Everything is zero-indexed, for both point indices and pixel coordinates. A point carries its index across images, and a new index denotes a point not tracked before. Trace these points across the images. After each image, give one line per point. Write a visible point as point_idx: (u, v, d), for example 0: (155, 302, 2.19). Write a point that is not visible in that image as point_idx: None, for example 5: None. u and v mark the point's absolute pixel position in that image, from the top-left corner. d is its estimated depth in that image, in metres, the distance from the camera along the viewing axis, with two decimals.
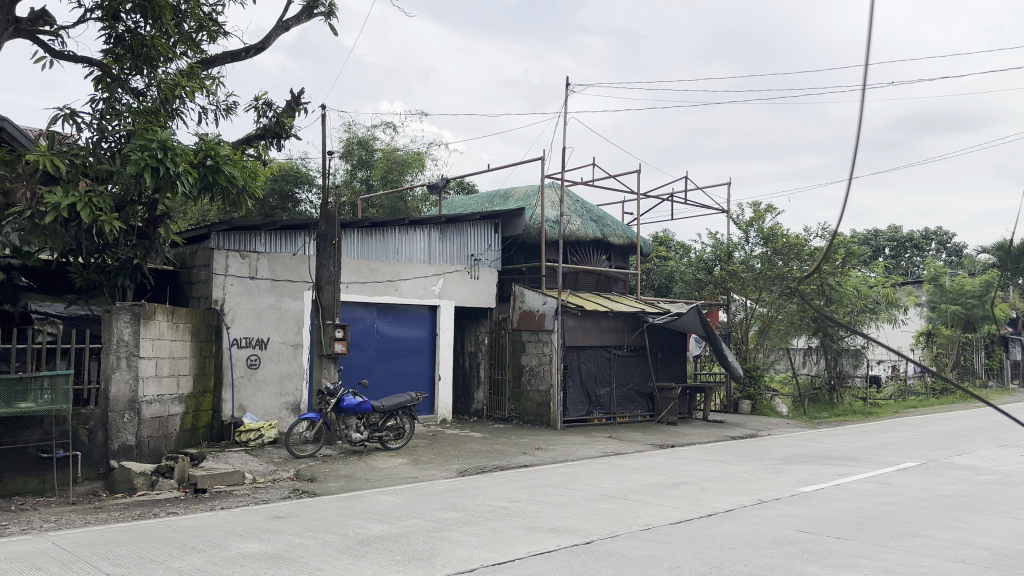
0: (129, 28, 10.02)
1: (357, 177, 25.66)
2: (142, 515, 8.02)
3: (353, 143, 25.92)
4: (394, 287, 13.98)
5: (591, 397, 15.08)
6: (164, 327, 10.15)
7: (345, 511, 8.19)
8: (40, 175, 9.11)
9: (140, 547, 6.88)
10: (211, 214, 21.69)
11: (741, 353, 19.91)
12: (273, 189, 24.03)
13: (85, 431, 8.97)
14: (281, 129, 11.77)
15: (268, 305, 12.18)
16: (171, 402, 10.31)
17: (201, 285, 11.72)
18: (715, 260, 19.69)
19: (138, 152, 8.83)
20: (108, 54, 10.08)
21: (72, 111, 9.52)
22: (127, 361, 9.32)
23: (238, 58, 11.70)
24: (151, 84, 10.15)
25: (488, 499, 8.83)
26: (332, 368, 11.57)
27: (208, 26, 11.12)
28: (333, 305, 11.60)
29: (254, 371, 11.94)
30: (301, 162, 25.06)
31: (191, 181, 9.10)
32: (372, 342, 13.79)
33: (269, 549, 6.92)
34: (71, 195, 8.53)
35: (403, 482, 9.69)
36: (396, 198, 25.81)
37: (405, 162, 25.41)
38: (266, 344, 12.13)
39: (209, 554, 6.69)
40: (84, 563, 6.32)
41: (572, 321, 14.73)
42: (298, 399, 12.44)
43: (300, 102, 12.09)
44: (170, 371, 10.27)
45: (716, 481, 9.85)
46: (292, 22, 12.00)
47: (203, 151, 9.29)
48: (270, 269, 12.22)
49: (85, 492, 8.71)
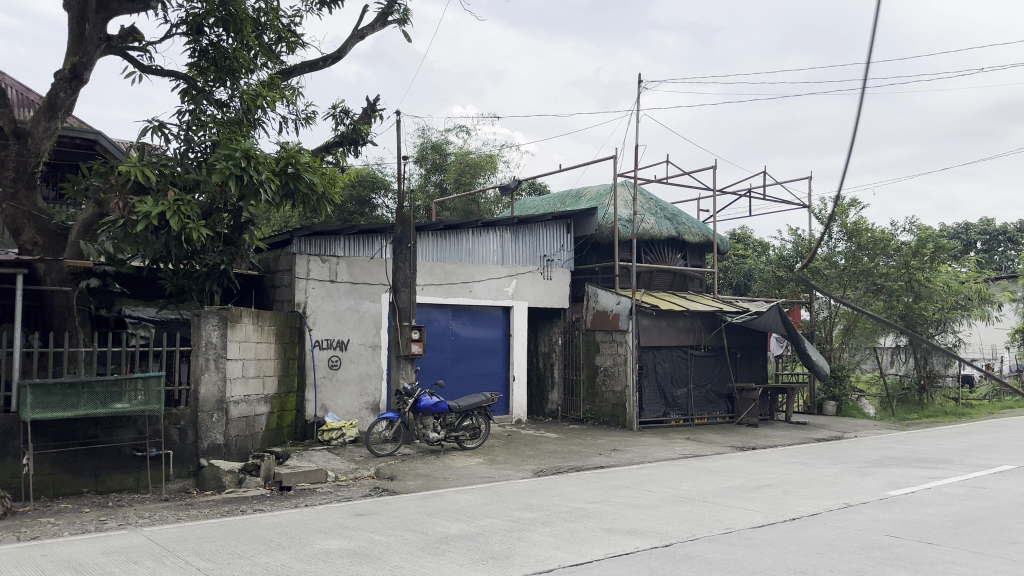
0: (212, 41, 10.40)
1: (431, 181, 26.11)
2: (230, 512, 8.34)
3: (427, 147, 26.32)
4: (468, 289, 14.10)
5: (668, 398, 14.87)
6: (251, 330, 10.50)
7: (424, 510, 8.31)
8: (131, 185, 9.43)
9: (229, 543, 7.14)
10: (293, 221, 22.42)
11: (825, 352, 19.22)
12: (351, 194, 24.61)
13: (177, 431, 9.36)
14: (358, 135, 12.03)
15: (347, 307, 12.47)
16: (257, 402, 10.66)
17: (285, 288, 12.12)
18: (795, 257, 19.04)
19: (223, 161, 9.18)
20: (195, 68, 10.46)
21: (160, 123, 9.94)
22: (216, 362, 9.67)
23: (316, 67, 12.03)
24: (234, 95, 10.50)
25: (564, 500, 8.81)
26: (409, 368, 11.73)
27: (287, 38, 11.49)
28: (410, 308, 11.80)
29: (335, 372, 12.25)
30: (377, 168, 25.61)
31: (273, 189, 9.43)
32: (447, 343, 13.95)
33: (351, 546, 7.08)
34: (161, 204, 8.94)
35: (480, 481, 9.77)
36: (469, 200, 26.05)
37: (478, 165, 25.60)
38: (346, 345, 12.42)
39: (294, 551, 6.89)
40: (178, 558, 6.61)
41: (647, 321, 14.54)
42: (377, 399, 12.69)
43: (376, 109, 12.34)
44: (256, 372, 10.62)
45: (799, 484, 9.56)
46: (367, 31, 12.26)
47: (284, 159, 9.63)
48: (349, 272, 12.50)
49: (177, 489, 9.11)
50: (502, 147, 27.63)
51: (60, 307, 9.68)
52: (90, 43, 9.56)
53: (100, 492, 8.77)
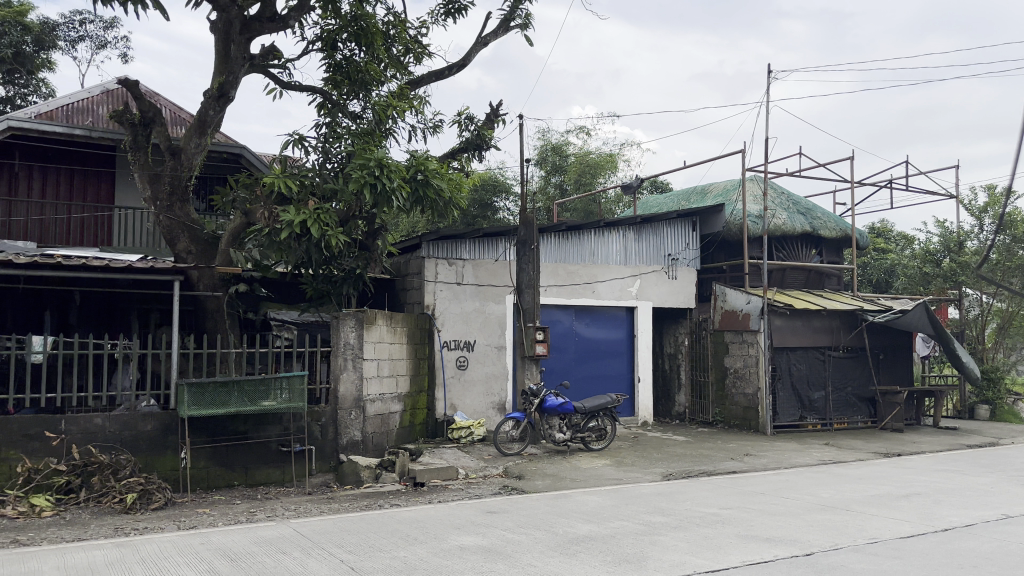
0: (346, 56, 10.90)
1: (551, 183, 26.29)
2: (369, 506, 8.69)
3: (547, 149, 26.53)
4: (591, 289, 14.14)
5: (803, 401, 14.28)
6: (385, 331, 10.91)
7: (553, 510, 8.36)
8: (274, 196, 9.94)
9: (369, 536, 7.45)
10: (419, 226, 23.17)
11: (978, 353, 17.84)
12: (474, 198, 25.12)
13: (319, 427, 9.86)
14: (482, 141, 12.29)
15: (473, 308, 12.73)
16: (391, 400, 11.06)
17: (415, 291, 12.50)
18: (943, 251, 17.88)
19: (358, 171, 9.59)
20: (329, 81, 10.92)
21: (300, 136, 10.49)
22: (353, 362, 10.11)
23: (442, 76, 12.36)
24: (367, 107, 10.98)
25: (696, 505, 8.62)
26: (534, 369, 11.83)
27: (414, 49, 11.90)
28: (534, 308, 11.85)
29: (462, 371, 12.53)
30: (499, 171, 26.04)
31: (404, 196, 9.80)
32: (571, 344, 14.00)
33: (484, 542, 7.21)
34: (302, 213, 9.42)
35: (608, 483, 9.72)
36: (590, 201, 26.02)
37: (598, 164, 25.48)
38: (473, 346, 12.68)
39: (430, 546, 7.10)
40: (323, 549, 6.95)
41: (780, 322, 13.97)
42: (504, 399, 12.88)
43: (499, 114, 12.54)
44: (389, 372, 11.02)
45: (953, 494, 8.91)
46: (490, 38, 12.50)
47: (414, 166, 9.92)
48: (475, 274, 12.75)
49: (319, 483, 9.57)
50: (623, 146, 27.39)
51: (212, 310, 10.35)
52: (235, 62, 10.18)
53: (249, 485, 9.31)
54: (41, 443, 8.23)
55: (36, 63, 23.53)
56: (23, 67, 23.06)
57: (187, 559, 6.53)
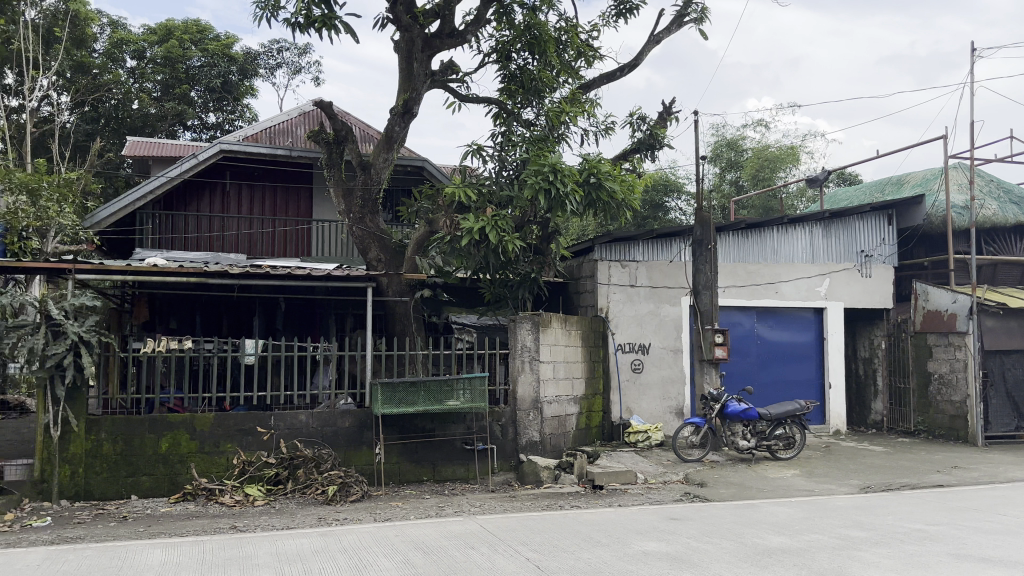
0: (520, 65, 11.24)
1: (727, 179, 25.50)
2: (550, 506, 8.82)
3: (721, 145, 25.75)
4: (774, 289, 13.56)
5: (1020, 409, 12.87)
6: (560, 334, 11.04)
7: (740, 519, 8.07)
8: (454, 205, 10.38)
9: (553, 537, 7.55)
10: (591, 228, 23.28)
11: None
12: (646, 199, 24.86)
13: (499, 427, 10.16)
14: (654, 140, 12.15)
15: (647, 311, 12.60)
16: (568, 403, 11.17)
17: (588, 294, 12.58)
18: None
19: (533, 177, 9.77)
20: (504, 91, 11.31)
21: (478, 146, 10.82)
22: (530, 364, 10.29)
23: (614, 77, 12.36)
24: (540, 114, 11.16)
25: (900, 520, 7.98)
26: (713, 373, 11.48)
27: (586, 53, 12.01)
28: (712, 310, 11.53)
29: (638, 375, 12.45)
30: (671, 170, 25.61)
31: (577, 200, 9.85)
32: (754, 347, 13.47)
33: (669, 549, 7.09)
34: (480, 220, 9.75)
35: (797, 494, 9.23)
36: (768, 196, 24.92)
37: (777, 158, 24.32)
38: (649, 349, 12.55)
39: (614, 549, 7.09)
40: (509, 547, 7.13)
41: (993, 322, 12.68)
42: (682, 403, 12.62)
43: (672, 111, 12.34)
44: (566, 374, 11.14)
45: None
46: (663, 35, 12.34)
47: (587, 170, 9.96)
48: (648, 276, 12.62)
49: (501, 482, 9.85)
50: (805, 138, 25.97)
51: (400, 313, 10.97)
52: (417, 78, 10.76)
53: (437, 481, 9.75)
54: (254, 437, 9.00)
55: (241, 91, 26.12)
56: (231, 96, 25.67)
57: (384, 550, 6.93)
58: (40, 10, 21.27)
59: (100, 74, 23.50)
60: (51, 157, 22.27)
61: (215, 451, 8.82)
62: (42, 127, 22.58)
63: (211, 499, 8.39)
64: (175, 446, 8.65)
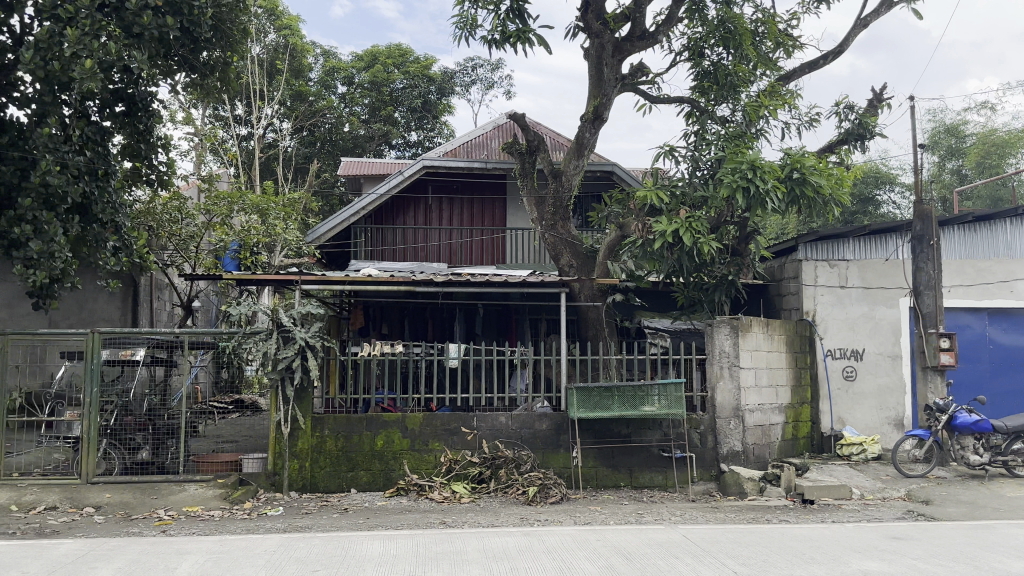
0: (714, 61, 11.11)
1: (947, 168, 23.20)
2: (756, 519, 8.42)
3: (939, 131, 23.49)
4: (1009, 288, 12.09)
5: None
6: (762, 339, 10.54)
7: (978, 543, 7.22)
8: (647, 208, 10.22)
9: (761, 551, 7.19)
10: (791, 228, 22.13)
11: None
12: (852, 194, 23.22)
13: (699, 435, 9.83)
14: (864, 130, 11.38)
15: (861, 314, 11.71)
16: (772, 411, 10.62)
17: (791, 297, 12.03)
18: None
19: (729, 175, 9.45)
20: (696, 88, 11.20)
21: (670, 147, 10.61)
22: (730, 370, 9.92)
23: (817, 66, 11.73)
24: (736, 109, 10.79)
25: None
26: (939, 380, 10.43)
27: (785, 43, 11.52)
28: (936, 312, 10.47)
29: (852, 383, 11.62)
30: (880, 162, 23.73)
31: (779, 197, 9.37)
32: (985, 353, 12.07)
33: (893, 571, 6.49)
34: (674, 223, 9.52)
35: None
36: (998, 185, 22.35)
37: (1008, 142, 21.75)
38: (862, 355, 11.65)
39: (830, 568, 6.61)
40: (714, 558, 6.88)
41: None
42: (902, 414, 11.54)
43: (883, 97, 11.48)
44: (769, 381, 10.61)
45: None
46: (872, 18, 11.66)
47: (789, 165, 9.47)
48: (861, 276, 11.76)
49: (702, 492, 9.55)
50: None
51: (592, 318, 11.07)
52: (607, 84, 10.81)
53: (635, 487, 9.66)
54: (458, 437, 9.43)
55: (439, 108, 27.71)
56: (430, 114, 27.35)
57: (587, 554, 6.96)
58: (265, 48, 23.95)
59: (316, 101, 25.99)
60: (279, 179, 24.90)
61: (424, 449, 9.35)
62: (271, 153, 25.31)
63: (421, 495, 8.90)
64: (388, 443, 9.27)
